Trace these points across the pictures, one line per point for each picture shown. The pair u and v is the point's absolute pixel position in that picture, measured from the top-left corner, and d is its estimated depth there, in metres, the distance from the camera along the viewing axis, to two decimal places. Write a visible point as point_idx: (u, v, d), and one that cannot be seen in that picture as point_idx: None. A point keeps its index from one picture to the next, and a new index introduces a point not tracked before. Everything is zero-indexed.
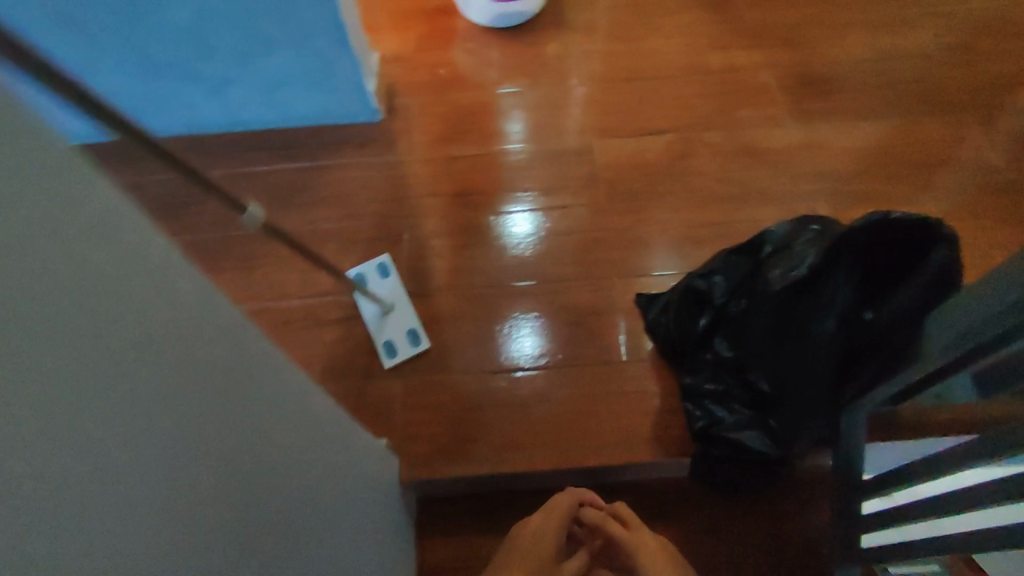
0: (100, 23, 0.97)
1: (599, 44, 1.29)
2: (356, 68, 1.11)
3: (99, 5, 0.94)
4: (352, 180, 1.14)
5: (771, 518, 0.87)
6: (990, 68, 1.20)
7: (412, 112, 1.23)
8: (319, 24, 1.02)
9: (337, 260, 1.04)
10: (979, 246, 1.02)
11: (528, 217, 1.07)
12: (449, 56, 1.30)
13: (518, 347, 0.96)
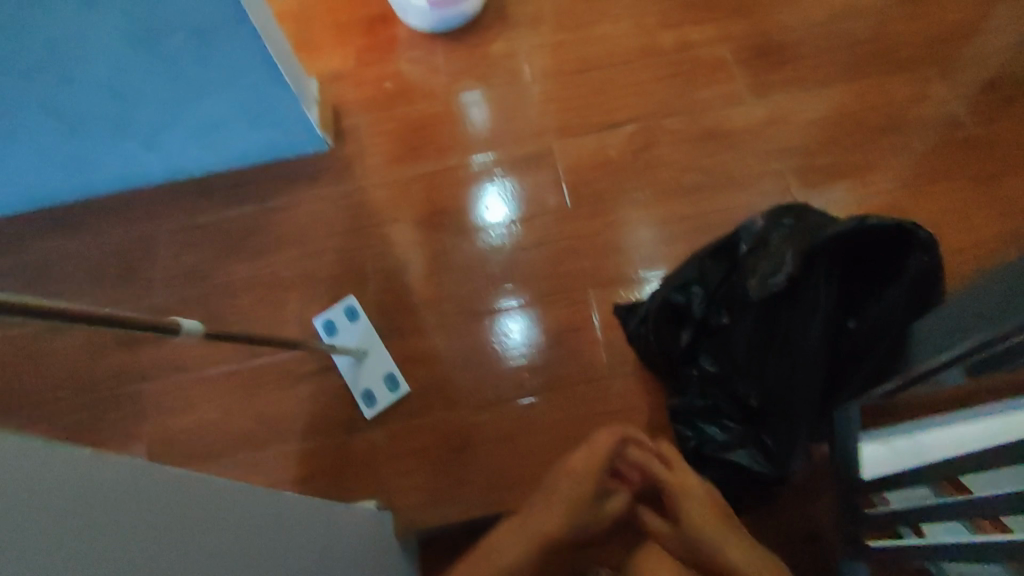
0: (12, 92, 0.92)
1: (547, 36, 1.23)
2: (296, 101, 1.05)
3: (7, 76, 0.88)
4: (308, 217, 1.09)
5: (774, 524, 0.87)
6: (947, 18, 1.17)
7: (360, 133, 1.16)
8: (248, 62, 0.96)
9: (303, 308, 1.01)
10: (953, 209, 0.99)
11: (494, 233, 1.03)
12: (392, 66, 1.23)
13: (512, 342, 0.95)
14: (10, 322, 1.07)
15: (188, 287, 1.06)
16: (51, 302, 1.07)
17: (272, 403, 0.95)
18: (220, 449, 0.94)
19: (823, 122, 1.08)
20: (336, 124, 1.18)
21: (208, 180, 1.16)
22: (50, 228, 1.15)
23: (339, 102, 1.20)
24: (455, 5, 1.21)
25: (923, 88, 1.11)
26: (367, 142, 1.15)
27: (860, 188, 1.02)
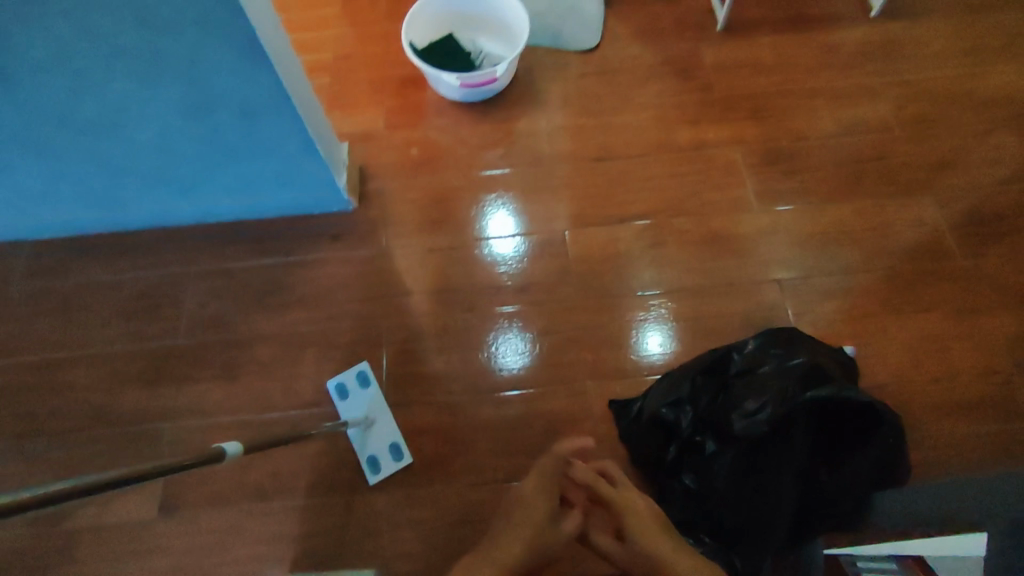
0: (59, 141, 0.97)
1: (570, 118, 1.30)
2: (327, 167, 1.11)
3: (56, 127, 0.93)
4: (328, 275, 1.15)
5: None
6: (949, 142, 1.24)
7: (386, 197, 1.22)
8: (284, 136, 1.01)
9: (319, 369, 1.08)
10: (934, 338, 1.07)
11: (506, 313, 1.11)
12: (421, 132, 1.29)
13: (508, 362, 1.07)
14: (34, 348, 1.12)
15: (210, 334, 1.11)
16: (77, 334, 1.12)
17: (280, 461, 1.01)
18: (229, 498, 1.00)
19: (821, 240, 1.16)
20: (362, 184, 1.24)
21: (236, 228, 1.21)
22: (78, 257, 1.19)
23: (368, 163, 1.26)
24: (489, 83, 1.26)
25: (918, 213, 1.18)
26: (391, 207, 1.21)
27: (849, 309, 1.10)
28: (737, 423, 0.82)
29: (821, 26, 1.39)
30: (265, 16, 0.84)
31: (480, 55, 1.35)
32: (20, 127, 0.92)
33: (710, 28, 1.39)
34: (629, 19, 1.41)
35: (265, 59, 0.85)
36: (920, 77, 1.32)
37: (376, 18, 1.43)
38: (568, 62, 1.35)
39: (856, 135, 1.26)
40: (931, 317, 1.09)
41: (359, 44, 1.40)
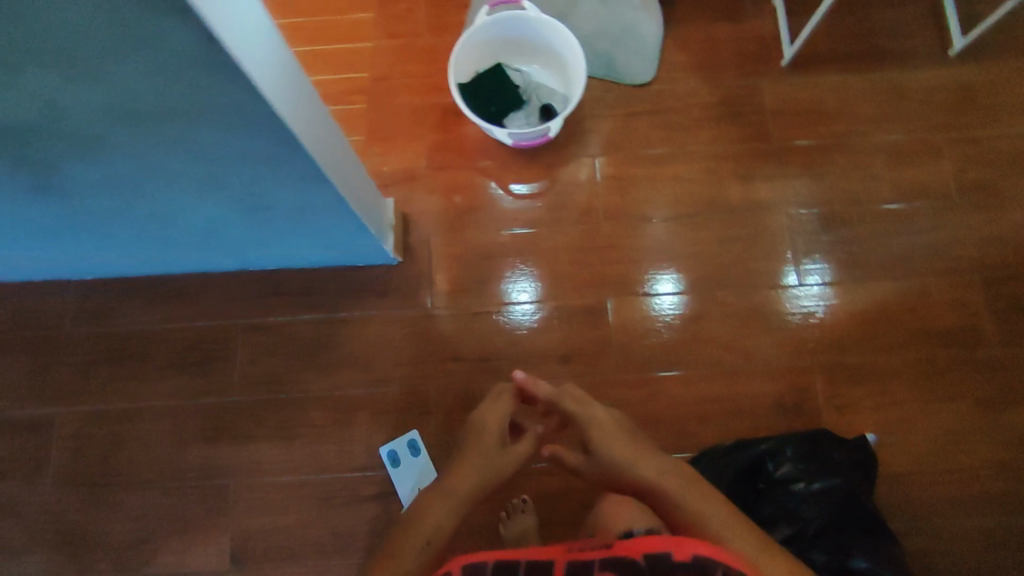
0: (108, 229, 0.92)
1: (619, 166, 1.25)
2: (376, 241, 1.09)
3: (108, 222, 0.89)
4: (374, 334, 1.18)
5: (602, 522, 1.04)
6: (1006, 215, 1.21)
7: (429, 252, 1.21)
8: (340, 224, 0.99)
9: (369, 433, 1.13)
10: (954, 429, 1.12)
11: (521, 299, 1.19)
12: (464, 175, 1.25)
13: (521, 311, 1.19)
14: (95, 397, 1.16)
15: (263, 392, 1.16)
16: (135, 384, 1.17)
17: (338, 525, 1.09)
18: (290, 556, 1.09)
19: (860, 324, 1.17)
20: (405, 235, 1.22)
21: (279, 281, 1.20)
22: (128, 301, 1.20)
23: (409, 210, 1.23)
24: (540, 139, 1.20)
25: (962, 292, 1.18)
26: (435, 263, 1.21)
27: (879, 397, 1.14)
28: (775, 538, 0.92)
29: (896, 63, 1.29)
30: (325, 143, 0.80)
31: (533, 85, 1.27)
32: (72, 221, 0.88)
33: (773, 61, 1.30)
34: (687, 46, 1.31)
35: (330, 188, 0.84)
36: (989, 132, 1.25)
37: (414, 31, 1.33)
38: (619, 99, 1.28)
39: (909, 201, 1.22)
40: (955, 407, 1.13)
41: (397, 62, 1.32)
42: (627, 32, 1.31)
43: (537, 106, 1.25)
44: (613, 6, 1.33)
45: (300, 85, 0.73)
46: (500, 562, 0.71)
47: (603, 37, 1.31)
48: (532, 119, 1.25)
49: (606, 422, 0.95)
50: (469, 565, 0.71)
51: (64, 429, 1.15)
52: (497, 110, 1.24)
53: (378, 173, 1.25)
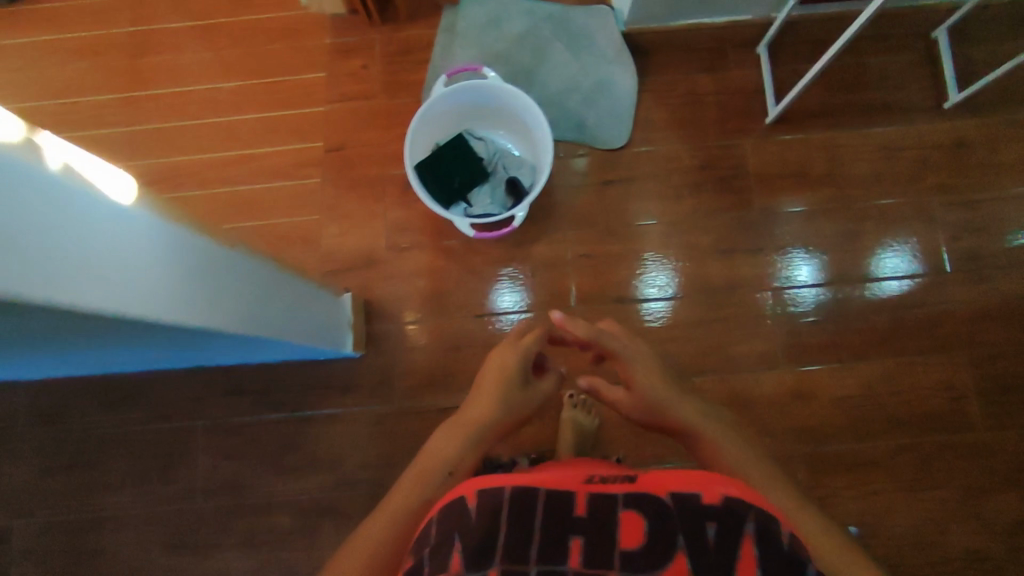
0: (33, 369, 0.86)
1: (592, 241, 1.17)
2: (331, 345, 1.04)
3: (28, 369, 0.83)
4: (340, 434, 1.13)
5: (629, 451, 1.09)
6: (1000, 287, 1.15)
7: (393, 342, 1.15)
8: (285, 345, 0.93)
9: (338, 540, 1.10)
10: (938, 518, 1.09)
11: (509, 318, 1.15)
12: (427, 257, 1.18)
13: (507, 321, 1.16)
14: (51, 507, 1.12)
15: (228, 498, 1.12)
16: (93, 492, 1.13)
17: None
18: None
19: (843, 409, 1.13)
20: (369, 324, 1.16)
21: (238, 377, 1.15)
22: (78, 403, 1.15)
23: (371, 298, 1.17)
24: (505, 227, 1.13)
25: (945, 375, 1.13)
26: (402, 354, 1.15)
27: (862, 486, 1.10)
28: None
29: (890, 117, 1.19)
30: (245, 299, 0.73)
31: (499, 154, 1.19)
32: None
33: (758, 118, 1.20)
34: (665, 102, 1.20)
35: (257, 338, 0.77)
36: (986, 196, 1.17)
37: (371, 92, 1.24)
38: (593, 166, 1.19)
39: (901, 255, 1.17)
40: (937, 497, 1.10)
41: (353, 131, 1.22)
42: (598, 89, 1.20)
43: (504, 178, 1.17)
44: (585, 57, 1.21)
45: (211, 263, 0.66)
46: (518, 489, 0.59)
47: (571, 97, 1.21)
48: (498, 192, 1.17)
49: (648, 361, 0.95)
50: (485, 493, 0.59)
51: (22, 542, 1.11)
52: (460, 184, 1.14)
53: (337, 256, 1.18)
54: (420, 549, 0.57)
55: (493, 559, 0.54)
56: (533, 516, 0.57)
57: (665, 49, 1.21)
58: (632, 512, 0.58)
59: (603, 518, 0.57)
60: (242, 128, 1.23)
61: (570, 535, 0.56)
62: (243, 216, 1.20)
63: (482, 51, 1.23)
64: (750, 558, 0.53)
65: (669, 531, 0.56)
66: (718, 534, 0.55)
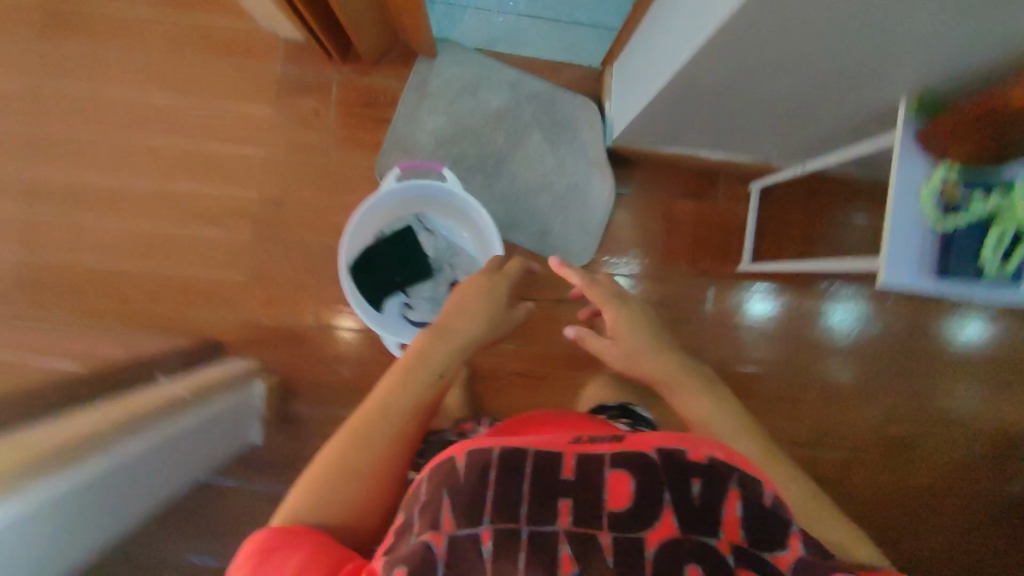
0: None
1: (532, 359, 1.14)
2: (237, 444, 1.02)
3: None
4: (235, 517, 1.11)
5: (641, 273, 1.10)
6: (914, 479, 1.15)
7: (308, 424, 1.13)
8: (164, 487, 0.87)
9: None
10: None
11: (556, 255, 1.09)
12: (357, 343, 1.14)
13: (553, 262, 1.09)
14: None
15: None
16: None
17: None
18: None
19: None
20: (286, 404, 1.13)
21: None
22: None
23: (294, 377, 1.13)
24: None
25: (892, 493, 1.15)
26: (317, 441, 1.13)
27: None
28: None
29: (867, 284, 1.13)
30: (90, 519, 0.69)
31: (449, 251, 1.10)
32: None
33: (731, 259, 1.11)
34: (639, 224, 1.10)
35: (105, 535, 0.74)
36: (930, 388, 1.15)
37: (322, 148, 1.12)
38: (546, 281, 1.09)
39: (851, 305, 1.13)
40: (990, 572, 1.17)
41: (297, 189, 1.12)
42: (573, 197, 1.08)
43: (449, 276, 1.09)
44: (562, 149, 1.08)
45: (77, 496, 0.65)
46: (504, 449, 0.47)
47: (541, 199, 1.08)
48: (440, 295, 1.08)
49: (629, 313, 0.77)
50: (475, 450, 0.48)
51: None
52: (400, 280, 1.07)
53: (262, 325, 1.13)
54: (409, 509, 0.46)
55: (482, 518, 0.44)
56: (518, 476, 0.45)
57: (652, 165, 1.10)
58: (619, 470, 0.46)
59: (590, 480, 0.45)
60: (172, 157, 1.11)
61: (556, 493, 0.45)
62: (165, 261, 1.12)
63: (452, 121, 1.09)
64: (734, 519, 0.44)
65: (657, 487, 0.45)
66: (704, 492, 0.45)
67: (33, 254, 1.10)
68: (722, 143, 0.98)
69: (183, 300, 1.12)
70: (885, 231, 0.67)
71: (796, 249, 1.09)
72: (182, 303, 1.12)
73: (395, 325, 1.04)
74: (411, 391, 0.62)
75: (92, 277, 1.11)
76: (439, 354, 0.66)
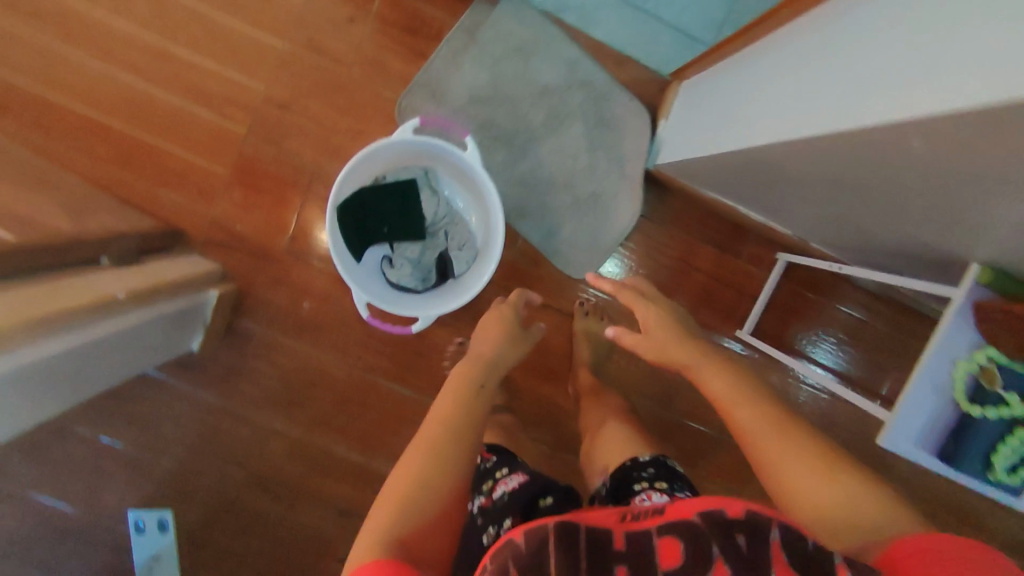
0: None
1: None
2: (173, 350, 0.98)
3: None
4: (161, 407, 1.10)
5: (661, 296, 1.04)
6: None
7: (253, 343, 1.08)
8: (89, 388, 0.83)
9: (123, 490, 1.11)
10: None
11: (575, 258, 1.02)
12: (324, 280, 1.07)
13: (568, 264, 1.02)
14: None
15: None
16: None
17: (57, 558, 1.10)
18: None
19: None
20: (234, 317, 1.07)
21: None
22: None
23: (250, 293, 1.07)
24: (426, 294, 0.99)
25: None
26: (258, 363, 1.09)
27: None
28: None
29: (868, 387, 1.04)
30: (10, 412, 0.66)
31: (450, 218, 1.03)
32: None
33: (730, 322, 1.05)
34: (652, 255, 1.03)
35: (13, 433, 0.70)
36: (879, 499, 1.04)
37: (348, 64, 1.02)
38: (537, 282, 1.04)
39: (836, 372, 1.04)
40: None
41: (309, 99, 1.03)
42: (593, 204, 1.01)
43: (441, 243, 1.02)
44: (600, 151, 1.00)
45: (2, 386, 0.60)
46: (558, 523, 0.49)
47: (560, 196, 1.01)
48: (424, 262, 1.02)
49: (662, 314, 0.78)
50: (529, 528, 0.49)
51: None
52: (387, 232, 0.98)
53: (230, 230, 1.05)
54: None
55: None
56: (576, 553, 0.47)
57: (685, 199, 1.02)
58: (665, 537, 0.48)
59: (639, 554, 0.47)
60: (189, 21, 1.01)
61: (609, 564, 0.46)
62: (149, 129, 1.03)
63: (494, 82, 1.00)
64: (783, 566, 0.44)
65: (703, 546, 0.46)
66: (750, 543, 0.45)
67: (8, 73, 1.01)
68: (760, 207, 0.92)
69: (155, 176, 1.04)
70: (899, 398, 0.63)
71: (798, 335, 1.04)
72: (154, 180, 1.04)
73: (371, 280, 0.97)
74: (460, 417, 0.66)
75: (67, 119, 1.02)
76: (478, 373, 0.75)
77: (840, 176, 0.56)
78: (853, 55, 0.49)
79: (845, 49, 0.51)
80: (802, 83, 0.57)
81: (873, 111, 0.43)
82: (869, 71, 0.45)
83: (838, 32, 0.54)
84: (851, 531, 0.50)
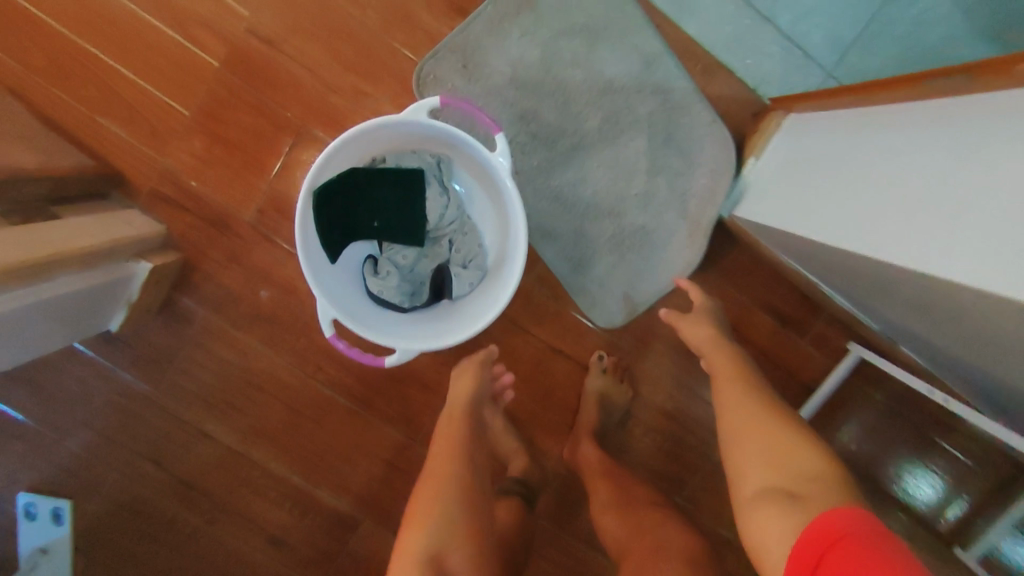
0: None
1: None
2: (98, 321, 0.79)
3: None
4: (71, 380, 0.90)
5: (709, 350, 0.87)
6: None
7: (194, 326, 0.88)
8: None
9: (13, 468, 0.91)
10: None
11: (605, 293, 0.84)
12: (292, 270, 0.86)
13: (592, 300, 0.84)
14: None
15: None
16: None
17: None
18: None
19: None
20: (173, 292, 0.87)
21: None
22: None
23: (198, 266, 0.86)
24: (417, 316, 0.80)
25: None
26: (197, 350, 0.89)
27: None
28: None
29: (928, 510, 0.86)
30: None
31: (460, 224, 0.82)
32: None
33: None
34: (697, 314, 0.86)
35: None
36: None
37: (365, 7, 0.79)
38: (553, 320, 0.85)
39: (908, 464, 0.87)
40: None
41: (308, 41, 0.80)
42: (638, 242, 0.82)
43: (443, 253, 0.82)
44: (659, 176, 0.80)
45: None
46: None
47: (600, 224, 0.82)
48: (417, 271, 0.82)
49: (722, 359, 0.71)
50: None
51: None
52: (377, 228, 0.78)
53: (182, 187, 0.83)
54: None
55: None
56: None
57: (751, 256, 0.84)
58: None
59: None
60: None
61: None
62: (95, 39, 0.80)
63: (545, 65, 0.79)
64: None
65: None
66: None
67: None
68: (852, 293, 0.73)
69: (95, 100, 0.81)
70: None
71: (857, 424, 0.89)
72: (93, 105, 0.81)
73: (345, 287, 0.77)
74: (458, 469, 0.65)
75: None
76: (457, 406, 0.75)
77: (900, 287, 0.54)
78: (890, 181, 0.53)
79: (866, 168, 0.57)
80: (844, 191, 0.59)
81: (893, 241, 0.50)
82: (890, 199, 0.52)
83: (860, 146, 0.59)
84: (801, 486, 0.52)
